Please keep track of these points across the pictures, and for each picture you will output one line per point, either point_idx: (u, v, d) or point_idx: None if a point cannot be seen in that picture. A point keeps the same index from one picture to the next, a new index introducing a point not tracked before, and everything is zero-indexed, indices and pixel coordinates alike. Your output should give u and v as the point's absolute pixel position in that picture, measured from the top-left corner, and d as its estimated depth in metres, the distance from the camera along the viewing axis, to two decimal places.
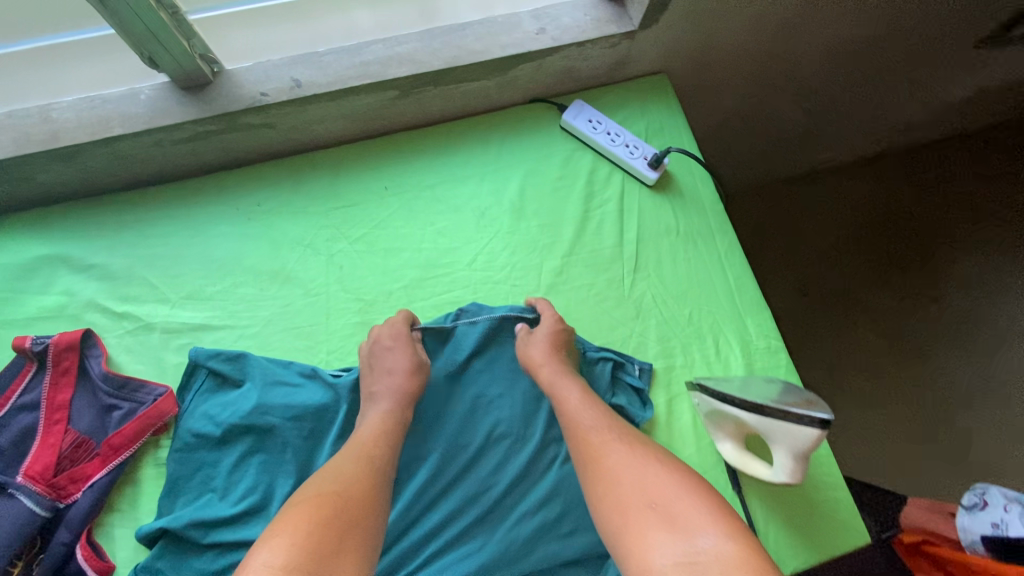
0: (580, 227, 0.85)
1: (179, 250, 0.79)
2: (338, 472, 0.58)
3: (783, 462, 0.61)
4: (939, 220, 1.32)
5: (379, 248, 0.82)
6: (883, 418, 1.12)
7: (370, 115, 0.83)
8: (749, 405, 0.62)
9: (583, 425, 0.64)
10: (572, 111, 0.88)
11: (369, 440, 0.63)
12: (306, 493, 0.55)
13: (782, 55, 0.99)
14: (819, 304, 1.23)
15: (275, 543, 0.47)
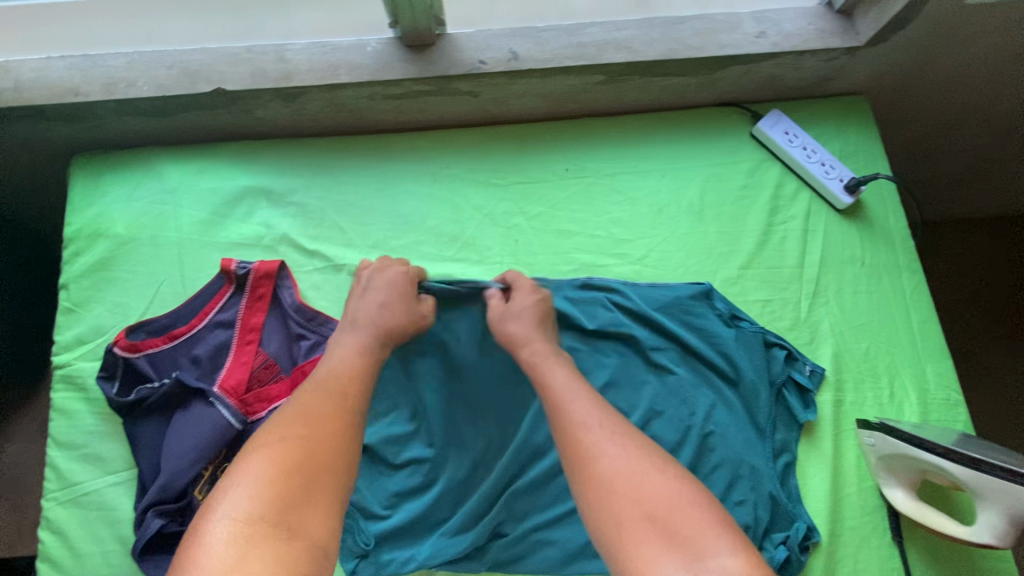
0: (759, 241, 0.82)
1: (369, 200, 0.82)
2: (306, 413, 0.56)
3: (991, 522, 0.59)
4: None
5: (554, 229, 0.82)
6: None
7: (568, 96, 0.82)
8: (962, 458, 0.60)
9: (565, 401, 0.61)
10: (768, 120, 0.85)
11: (343, 377, 0.61)
12: (285, 431, 0.54)
13: (1003, 94, 0.90)
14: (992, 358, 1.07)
15: (243, 493, 0.48)
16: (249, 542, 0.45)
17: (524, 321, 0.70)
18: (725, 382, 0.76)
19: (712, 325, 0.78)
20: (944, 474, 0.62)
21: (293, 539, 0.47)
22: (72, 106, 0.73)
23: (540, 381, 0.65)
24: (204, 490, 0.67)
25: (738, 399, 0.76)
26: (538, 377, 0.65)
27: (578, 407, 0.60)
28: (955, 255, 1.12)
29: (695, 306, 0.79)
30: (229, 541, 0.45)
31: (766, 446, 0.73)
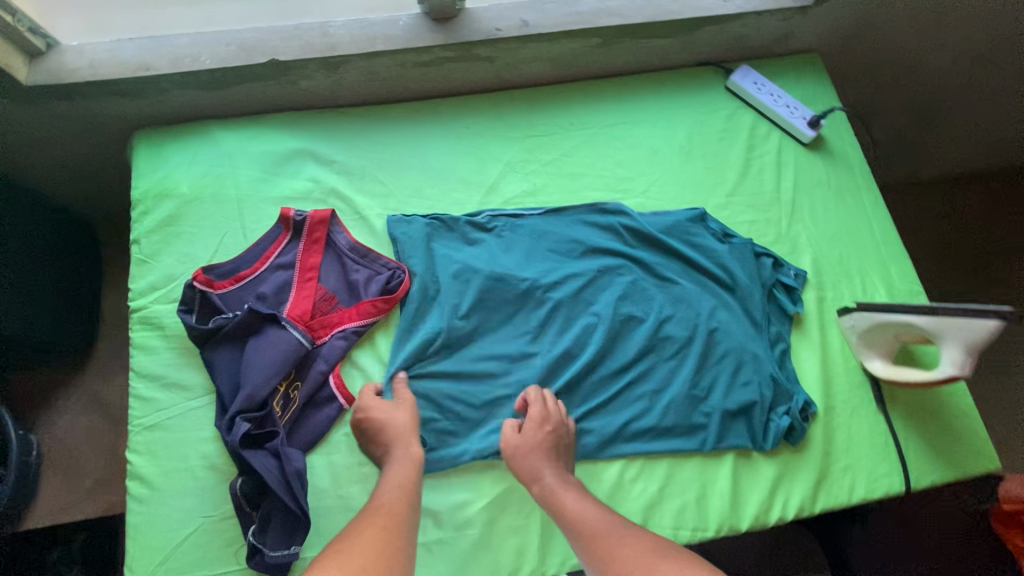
0: (741, 173, 0.96)
1: (404, 156, 0.93)
2: (363, 538, 0.60)
3: (953, 357, 0.70)
4: None
5: (565, 172, 0.95)
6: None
7: (570, 60, 0.96)
8: (921, 309, 0.71)
9: (588, 521, 0.68)
10: (738, 73, 1.00)
11: (393, 501, 0.67)
12: (354, 549, 0.58)
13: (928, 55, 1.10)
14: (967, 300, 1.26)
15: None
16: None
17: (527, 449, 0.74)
18: (722, 286, 0.89)
19: (708, 242, 0.91)
20: (913, 327, 0.74)
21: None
22: (141, 81, 0.84)
23: (553, 505, 0.71)
24: (279, 403, 0.76)
25: (737, 301, 0.88)
26: (552, 502, 0.71)
27: (605, 531, 0.66)
28: (910, 215, 1.34)
29: (694, 227, 0.92)
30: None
31: (764, 337, 0.86)
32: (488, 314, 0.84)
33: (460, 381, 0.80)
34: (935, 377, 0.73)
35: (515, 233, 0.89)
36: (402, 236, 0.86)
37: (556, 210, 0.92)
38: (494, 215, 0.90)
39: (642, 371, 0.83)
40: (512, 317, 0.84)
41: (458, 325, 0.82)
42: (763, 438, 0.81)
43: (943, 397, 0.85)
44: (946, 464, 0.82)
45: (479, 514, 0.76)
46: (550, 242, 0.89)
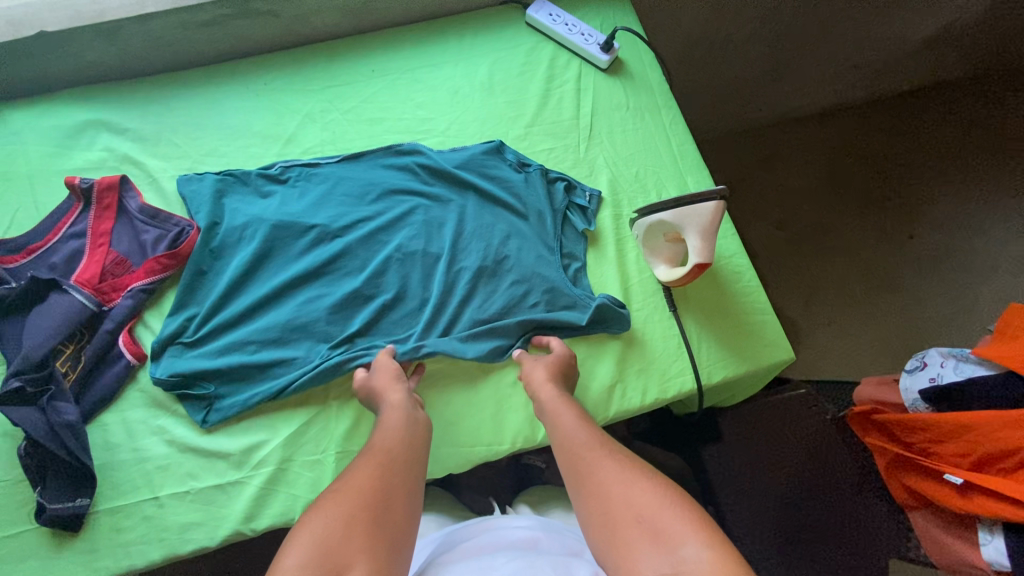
0: (541, 103, 0.98)
1: (200, 118, 0.94)
2: (353, 475, 0.59)
3: (694, 244, 0.75)
4: (894, 171, 1.82)
5: (365, 118, 0.96)
6: (876, 324, 1.69)
7: (360, 8, 0.97)
8: (666, 204, 0.77)
9: (578, 441, 0.66)
10: (534, 7, 1.02)
11: (390, 448, 0.64)
12: (333, 496, 0.56)
13: None
14: (790, 238, 1.79)
15: (298, 548, 0.50)
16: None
17: (416, 418, 0.71)
18: (514, 214, 0.91)
19: (504, 172, 0.93)
20: (666, 225, 0.79)
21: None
22: None
23: (554, 426, 0.70)
24: (66, 362, 0.77)
25: (533, 225, 0.90)
26: (553, 424, 0.70)
27: (591, 452, 0.64)
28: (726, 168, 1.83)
29: (491, 159, 0.93)
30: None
31: (556, 259, 0.88)
32: (281, 261, 0.86)
33: (249, 331, 0.82)
34: (686, 271, 0.78)
35: (308, 180, 0.90)
36: (193, 195, 0.87)
37: (353, 154, 0.93)
38: (287, 165, 0.91)
39: (436, 302, 0.84)
40: (304, 264, 0.85)
41: (248, 275, 0.84)
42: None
43: (737, 297, 0.88)
44: (738, 359, 0.85)
45: (273, 453, 0.77)
46: (345, 187, 0.90)
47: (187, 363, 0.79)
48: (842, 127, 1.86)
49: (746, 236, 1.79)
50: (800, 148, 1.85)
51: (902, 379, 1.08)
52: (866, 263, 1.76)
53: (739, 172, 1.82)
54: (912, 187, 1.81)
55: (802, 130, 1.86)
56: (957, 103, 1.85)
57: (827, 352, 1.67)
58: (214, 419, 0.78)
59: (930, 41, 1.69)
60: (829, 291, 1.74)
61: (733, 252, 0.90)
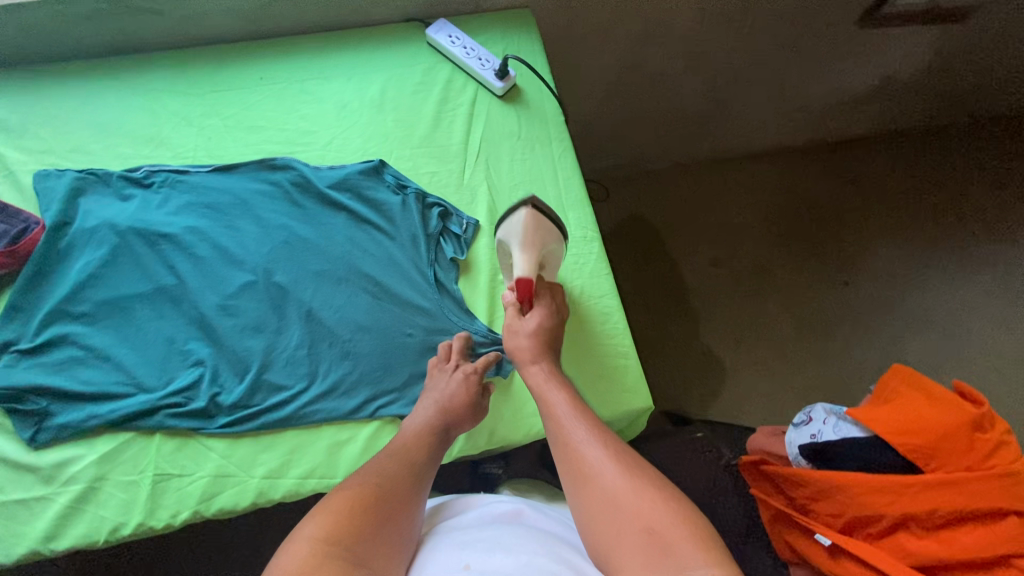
0: (432, 125, 0.96)
1: (71, 113, 0.91)
2: (379, 466, 0.67)
3: (518, 255, 0.78)
4: (832, 215, 1.84)
5: (244, 126, 0.93)
6: (802, 368, 1.68)
7: (252, 14, 0.95)
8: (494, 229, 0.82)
9: (567, 423, 0.69)
10: (434, 28, 1.00)
11: (416, 439, 0.72)
12: (350, 483, 0.64)
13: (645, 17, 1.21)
14: (725, 276, 1.78)
15: (318, 521, 0.59)
16: (321, 550, 0.55)
17: (460, 399, 0.75)
18: (384, 234, 0.88)
19: (381, 194, 0.90)
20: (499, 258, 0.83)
21: (356, 559, 0.56)
22: None
23: (543, 404, 0.72)
24: None
25: (403, 251, 0.87)
26: (542, 402, 0.72)
27: (578, 428, 0.68)
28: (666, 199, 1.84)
29: (368, 180, 0.90)
30: (304, 554, 0.55)
31: (422, 291, 0.85)
32: (127, 268, 0.81)
33: (84, 344, 0.78)
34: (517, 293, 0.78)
35: (171, 187, 0.87)
36: (47, 194, 0.84)
37: (223, 162, 0.90)
38: (153, 169, 0.88)
39: (291, 330, 0.82)
40: (151, 276, 0.81)
41: (92, 282, 0.80)
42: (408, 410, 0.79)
43: (602, 338, 0.85)
44: (594, 404, 0.82)
45: (86, 470, 0.74)
46: (210, 197, 0.86)
47: (22, 375, 0.76)
48: (786, 168, 1.89)
49: (681, 270, 1.78)
50: (742, 185, 1.87)
51: (788, 433, 1.06)
52: (797, 305, 1.75)
53: (679, 206, 1.83)
54: (847, 235, 1.81)
55: (744, 170, 1.88)
56: (895, 154, 1.89)
57: (749, 393, 1.65)
58: (44, 439, 0.74)
59: (873, 90, 1.69)
60: (759, 332, 1.72)
61: (604, 292, 0.88)
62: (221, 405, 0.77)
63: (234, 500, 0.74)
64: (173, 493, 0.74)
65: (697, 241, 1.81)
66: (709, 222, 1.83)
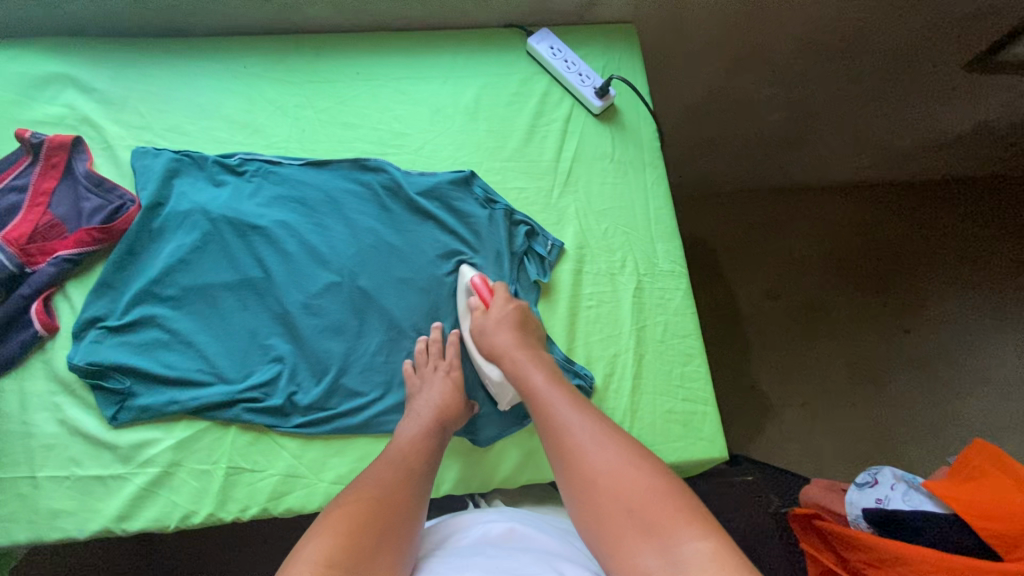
0: (525, 138, 0.93)
1: (170, 90, 0.91)
2: (378, 474, 0.66)
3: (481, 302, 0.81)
4: (902, 258, 1.76)
5: (338, 121, 0.92)
6: (855, 417, 1.63)
7: (356, 5, 0.93)
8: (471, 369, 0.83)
9: (546, 401, 0.69)
10: (536, 37, 0.97)
11: (411, 446, 0.71)
12: (349, 499, 0.63)
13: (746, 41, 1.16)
14: (781, 308, 1.73)
15: (320, 542, 0.57)
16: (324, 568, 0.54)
17: (450, 396, 0.75)
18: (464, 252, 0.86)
19: (469, 206, 0.88)
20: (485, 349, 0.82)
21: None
22: None
23: (522, 383, 0.73)
24: None
25: (487, 268, 0.86)
26: (536, 408, 0.70)
27: (558, 406, 0.68)
28: (729, 221, 1.78)
29: (458, 190, 0.89)
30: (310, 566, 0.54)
31: None
32: (215, 257, 0.82)
33: (169, 328, 0.79)
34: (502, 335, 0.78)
35: (263, 178, 0.86)
36: (144, 173, 0.84)
37: (315, 157, 0.89)
38: (248, 157, 0.87)
39: (370, 336, 0.81)
40: (237, 267, 0.81)
41: (179, 267, 0.81)
42: (481, 434, 0.79)
43: (682, 380, 0.83)
44: (667, 447, 0.79)
45: (163, 454, 0.74)
46: (301, 192, 0.86)
47: (108, 352, 0.76)
48: (859, 202, 1.80)
49: (736, 299, 1.73)
50: (811, 216, 1.79)
51: (849, 492, 1.00)
52: (853, 348, 1.69)
53: (742, 232, 1.77)
54: (914, 281, 1.74)
55: (814, 201, 1.81)
56: (978, 201, 1.79)
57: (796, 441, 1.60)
58: (124, 418, 0.75)
59: (964, 135, 1.60)
60: (812, 371, 1.67)
61: (687, 332, 0.85)
62: (296, 405, 0.77)
63: (303, 501, 0.74)
64: (243, 488, 0.74)
65: (756, 271, 1.76)
66: (771, 252, 1.77)
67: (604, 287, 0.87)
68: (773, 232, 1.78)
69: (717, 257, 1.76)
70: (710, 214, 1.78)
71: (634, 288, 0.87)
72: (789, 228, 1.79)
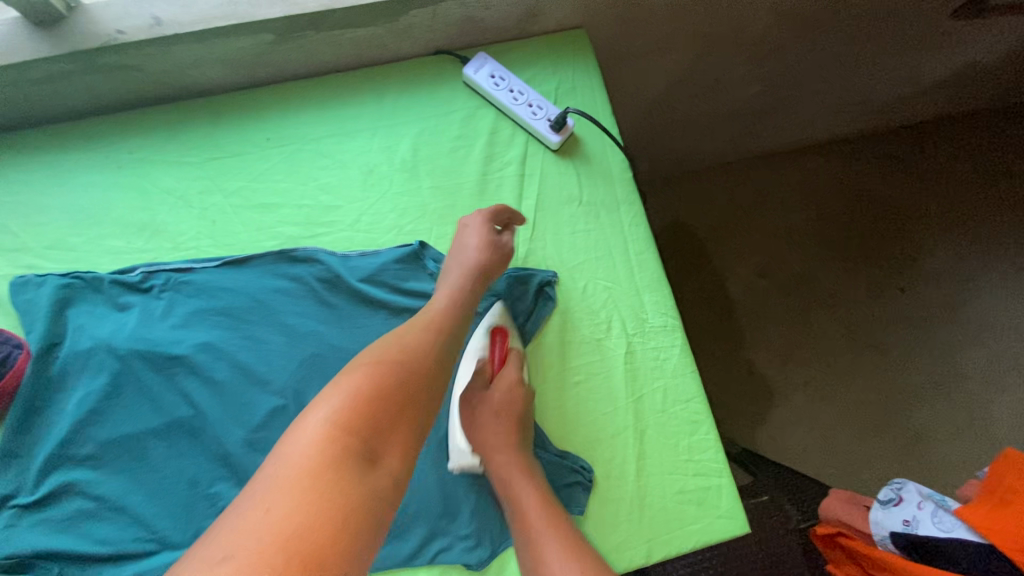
0: (477, 192, 0.80)
1: (45, 196, 0.75)
2: (406, 340, 0.53)
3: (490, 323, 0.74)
4: (898, 209, 1.53)
5: (254, 204, 0.77)
6: (854, 402, 1.38)
7: (250, 59, 0.77)
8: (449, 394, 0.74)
9: (532, 528, 0.62)
10: (474, 64, 0.82)
11: (443, 315, 0.60)
12: (367, 361, 0.50)
13: (714, 22, 1.00)
14: (774, 286, 1.47)
15: (336, 397, 0.44)
16: (340, 455, 0.40)
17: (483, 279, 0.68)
18: (552, 274, 0.78)
19: (423, 284, 0.76)
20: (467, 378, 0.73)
21: (376, 464, 0.41)
22: None
23: (508, 500, 0.65)
24: None
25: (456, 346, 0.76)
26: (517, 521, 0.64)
27: (545, 534, 0.61)
28: (701, 197, 1.53)
29: (408, 266, 0.76)
30: (320, 443, 0.40)
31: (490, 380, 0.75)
32: (134, 399, 0.69)
33: (93, 494, 0.66)
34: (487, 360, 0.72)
35: (176, 292, 0.73)
36: (30, 309, 0.70)
37: (234, 253, 0.75)
38: (151, 269, 0.73)
39: None
40: (162, 407, 0.69)
41: (93, 419, 0.68)
42: (472, 558, 0.68)
43: (690, 454, 0.73)
44: (684, 534, 0.70)
45: None
46: (222, 301, 0.73)
47: (23, 539, 0.64)
48: (843, 152, 1.58)
49: (722, 282, 1.47)
50: (795, 175, 1.56)
51: (872, 511, 0.95)
52: (858, 318, 1.45)
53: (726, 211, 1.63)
54: (914, 234, 1.51)
55: (795, 159, 1.57)
56: (974, 135, 1.58)
57: (809, 451, 1.34)
58: None
59: (950, 78, 1.44)
60: (808, 350, 1.42)
61: (691, 395, 0.75)
62: None
63: None
64: None
65: (740, 246, 1.50)
66: None
67: (591, 356, 0.76)
68: (754, 199, 1.54)
69: (697, 234, 1.50)
70: (682, 190, 1.53)
71: (625, 353, 0.76)
72: (766, 191, 1.54)
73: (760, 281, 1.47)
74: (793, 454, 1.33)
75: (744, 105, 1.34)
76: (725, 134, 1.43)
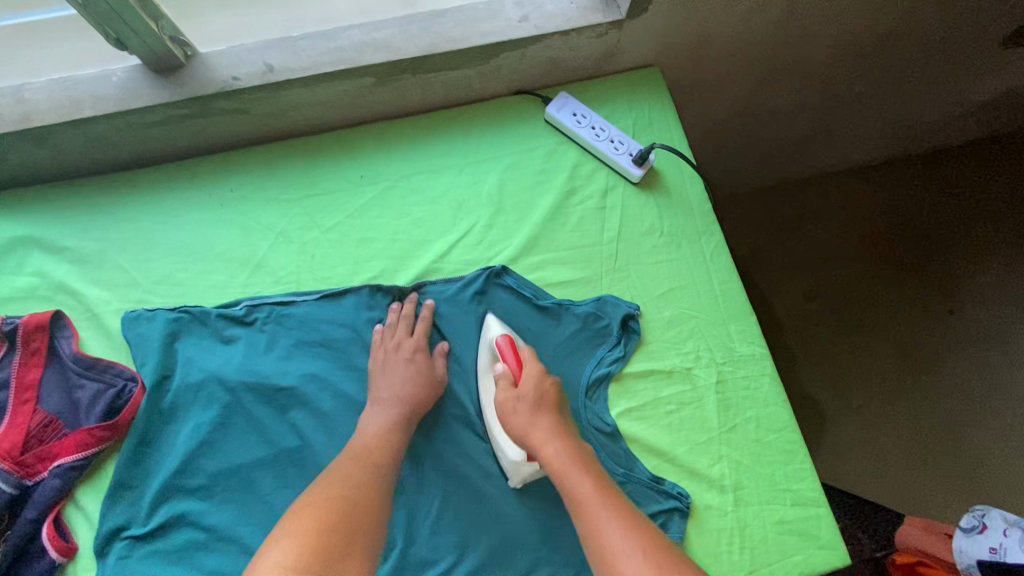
0: (563, 224, 0.82)
1: (153, 233, 0.78)
2: (341, 471, 0.61)
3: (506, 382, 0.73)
4: (942, 232, 1.54)
5: (350, 239, 0.80)
6: (913, 428, 1.35)
7: (348, 102, 0.81)
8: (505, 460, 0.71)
9: (593, 511, 0.59)
10: (556, 103, 0.86)
11: (374, 442, 0.65)
12: (311, 503, 0.57)
13: (775, 56, 1.04)
14: (822, 309, 1.47)
15: (287, 542, 0.51)
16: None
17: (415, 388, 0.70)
18: (637, 305, 0.79)
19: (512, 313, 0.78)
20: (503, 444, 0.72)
21: None
22: None
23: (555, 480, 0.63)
24: None
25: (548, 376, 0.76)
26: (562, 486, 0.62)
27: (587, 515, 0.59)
28: (745, 222, 1.56)
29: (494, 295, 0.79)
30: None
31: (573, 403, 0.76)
32: (241, 430, 0.71)
33: (203, 526, 0.67)
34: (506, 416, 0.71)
35: (279, 325, 0.75)
36: (143, 343, 0.73)
37: (332, 287, 0.78)
38: (254, 303, 0.76)
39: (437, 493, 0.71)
40: (268, 438, 0.71)
41: (201, 451, 0.70)
42: None
43: (787, 483, 0.73)
44: (786, 565, 0.70)
45: None
46: (322, 333, 0.75)
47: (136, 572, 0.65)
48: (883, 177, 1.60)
49: (770, 306, 1.48)
50: (837, 200, 1.58)
51: (956, 539, 0.92)
52: (909, 340, 1.44)
53: None
54: (960, 256, 1.51)
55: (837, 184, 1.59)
56: (1014, 158, 1.59)
57: (871, 478, 1.30)
58: None
59: (990, 103, 1.47)
60: (863, 374, 1.41)
61: (783, 424, 0.76)
62: None
63: None
64: None
65: (787, 270, 1.51)
66: None
67: (682, 385, 0.77)
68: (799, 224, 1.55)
69: (743, 260, 1.52)
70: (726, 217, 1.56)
71: (716, 383, 0.77)
72: (810, 215, 1.56)
73: (808, 304, 1.47)
74: (855, 481, 1.30)
75: (792, 134, 1.37)
76: (771, 160, 1.46)
